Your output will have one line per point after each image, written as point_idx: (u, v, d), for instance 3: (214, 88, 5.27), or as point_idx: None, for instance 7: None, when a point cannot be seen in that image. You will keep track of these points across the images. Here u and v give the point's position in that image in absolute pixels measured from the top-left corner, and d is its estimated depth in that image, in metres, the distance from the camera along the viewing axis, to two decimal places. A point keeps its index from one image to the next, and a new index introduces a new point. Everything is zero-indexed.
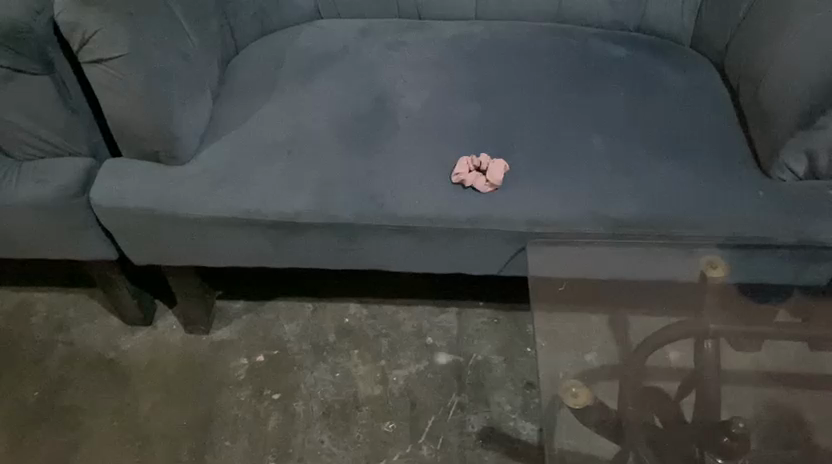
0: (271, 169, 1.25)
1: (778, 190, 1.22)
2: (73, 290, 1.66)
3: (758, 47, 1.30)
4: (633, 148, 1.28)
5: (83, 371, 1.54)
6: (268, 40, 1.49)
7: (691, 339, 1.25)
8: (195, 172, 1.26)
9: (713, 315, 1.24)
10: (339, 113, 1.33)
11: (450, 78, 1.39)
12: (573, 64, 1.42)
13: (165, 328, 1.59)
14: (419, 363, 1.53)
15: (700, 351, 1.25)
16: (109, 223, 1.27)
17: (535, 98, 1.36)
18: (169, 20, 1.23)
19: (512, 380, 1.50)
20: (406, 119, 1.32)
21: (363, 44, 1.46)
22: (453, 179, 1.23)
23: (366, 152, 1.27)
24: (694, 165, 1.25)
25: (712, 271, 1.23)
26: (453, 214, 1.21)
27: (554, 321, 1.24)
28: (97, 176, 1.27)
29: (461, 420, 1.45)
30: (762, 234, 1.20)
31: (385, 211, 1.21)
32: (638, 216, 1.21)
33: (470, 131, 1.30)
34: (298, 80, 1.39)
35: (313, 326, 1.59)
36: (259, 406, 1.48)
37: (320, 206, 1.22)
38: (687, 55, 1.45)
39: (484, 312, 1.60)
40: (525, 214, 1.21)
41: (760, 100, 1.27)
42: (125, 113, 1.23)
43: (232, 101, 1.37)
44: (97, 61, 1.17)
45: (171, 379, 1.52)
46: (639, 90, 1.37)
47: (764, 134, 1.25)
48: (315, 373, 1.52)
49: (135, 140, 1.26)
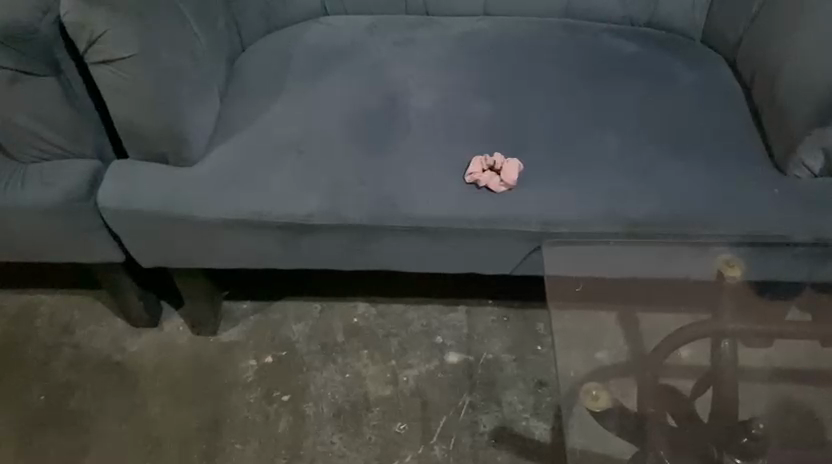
0: (281, 169, 1.24)
1: (793, 188, 1.21)
2: (78, 293, 1.64)
3: (771, 43, 1.29)
4: (648, 146, 1.26)
5: (90, 375, 1.52)
6: (274, 37, 1.46)
7: (708, 339, 1.23)
8: (204, 174, 1.24)
9: (732, 314, 1.22)
10: (348, 111, 1.31)
11: (460, 76, 1.37)
12: (584, 61, 1.40)
13: (171, 329, 1.58)
14: (430, 363, 1.52)
15: (717, 349, 1.23)
16: (117, 226, 1.25)
17: (546, 96, 1.34)
18: (178, 19, 1.21)
19: (523, 379, 1.49)
20: (418, 118, 1.30)
21: (370, 41, 1.44)
22: (466, 179, 1.22)
23: (378, 151, 1.26)
24: (709, 163, 1.24)
25: (729, 270, 1.22)
26: (467, 215, 1.20)
27: (563, 320, 1.21)
28: (104, 178, 1.25)
29: (473, 420, 1.44)
30: (779, 233, 1.19)
31: (398, 211, 1.20)
32: (655, 216, 1.20)
33: (482, 130, 1.29)
34: (306, 78, 1.37)
35: (321, 327, 1.57)
36: (269, 407, 1.47)
37: (331, 207, 1.21)
38: (698, 51, 1.44)
39: (494, 311, 1.59)
40: (540, 214, 1.20)
41: (774, 95, 1.26)
42: (132, 115, 1.20)
43: (239, 100, 1.34)
44: (104, 61, 1.15)
45: (178, 381, 1.51)
46: (650, 87, 1.35)
47: (779, 131, 1.24)
48: (324, 373, 1.51)
49: (142, 141, 1.24)
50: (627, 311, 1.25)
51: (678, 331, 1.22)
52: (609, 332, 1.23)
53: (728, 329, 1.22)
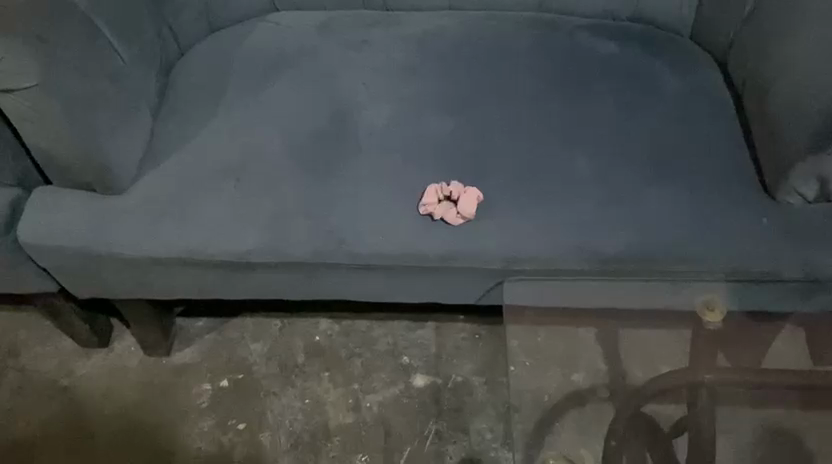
0: (217, 199, 1.12)
1: (785, 218, 1.09)
2: (24, 309, 1.55)
3: (765, 53, 1.15)
4: (622, 171, 1.15)
5: (36, 401, 1.44)
6: (216, 40, 1.33)
7: (684, 390, 1.15)
8: (133, 204, 1.12)
9: (709, 364, 1.15)
10: (294, 128, 1.19)
11: (418, 85, 1.25)
12: (556, 66, 1.28)
13: (122, 350, 1.49)
14: (394, 387, 1.43)
15: (694, 404, 1.14)
16: (42, 261, 1.14)
17: (512, 111, 1.22)
18: (91, 39, 1.09)
19: (494, 405, 1.40)
20: (369, 135, 1.18)
21: (321, 42, 1.31)
22: (420, 210, 1.09)
23: (323, 176, 1.14)
24: (690, 190, 1.13)
25: (707, 314, 1.13)
26: (418, 250, 1.09)
27: (537, 339, 1.15)
28: (25, 207, 1.13)
29: (438, 451, 1.36)
30: (765, 269, 1.09)
31: (344, 247, 1.09)
32: (628, 250, 1.09)
33: (441, 150, 1.17)
34: (248, 89, 1.25)
35: (281, 346, 1.49)
36: (223, 437, 1.39)
37: (270, 243, 1.10)
38: (686, 49, 1.30)
39: (465, 327, 1.49)
40: (501, 252, 1.08)
41: (765, 115, 1.13)
42: (47, 144, 1.09)
43: (174, 117, 1.22)
44: (6, 90, 1.02)
45: (129, 408, 1.43)
46: (627, 98, 1.23)
47: (771, 153, 1.11)
48: (282, 399, 1.43)
49: (65, 170, 1.12)
50: (606, 331, 1.22)
51: (659, 378, 1.16)
52: (589, 352, 1.24)
53: (712, 379, 1.15)
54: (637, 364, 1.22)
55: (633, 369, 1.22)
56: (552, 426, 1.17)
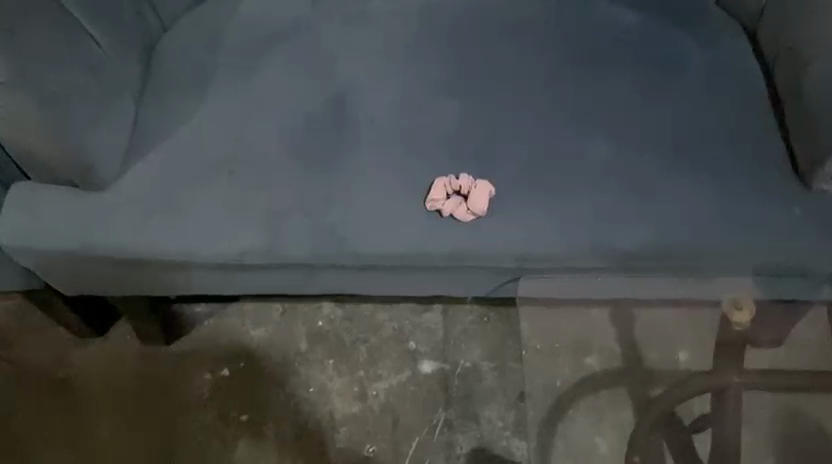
0: (209, 196, 1.05)
1: (820, 208, 1.03)
2: (13, 297, 1.48)
3: (802, 30, 1.08)
4: (643, 158, 1.07)
5: (32, 394, 1.39)
6: (200, 14, 1.23)
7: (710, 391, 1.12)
8: (120, 202, 1.05)
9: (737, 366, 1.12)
10: (290, 116, 1.11)
11: (423, 65, 1.17)
12: (570, 41, 1.19)
13: (119, 339, 1.44)
14: (401, 374, 1.39)
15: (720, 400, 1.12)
16: (26, 262, 1.08)
17: (522, 95, 1.14)
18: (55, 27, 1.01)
19: (504, 391, 1.36)
20: (370, 124, 1.11)
21: (316, 17, 1.21)
22: (428, 206, 1.02)
23: (322, 170, 1.06)
24: (715, 182, 1.05)
25: (737, 314, 1.10)
26: (427, 249, 1.02)
27: (546, 317, 1.12)
28: (3, 207, 1.06)
29: (448, 441, 1.32)
30: (795, 264, 1.03)
31: (346, 247, 1.02)
32: (649, 248, 1.03)
33: (450, 139, 1.09)
34: (239, 71, 1.16)
35: (283, 332, 1.43)
36: (226, 430, 1.35)
37: (268, 244, 1.03)
38: (710, 18, 1.21)
39: (472, 310, 1.44)
40: (514, 249, 1.02)
41: (801, 96, 1.06)
42: (20, 141, 1.01)
43: (160, 103, 1.14)
44: None
45: (129, 399, 1.38)
46: (647, 76, 1.15)
47: (805, 140, 1.04)
48: (286, 389, 1.38)
49: (43, 167, 1.05)
50: (619, 306, 1.12)
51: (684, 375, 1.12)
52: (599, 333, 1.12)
53: (735, 384, 1.12)
54: (653, 348, 1.13)
55: (648, 351, 1.13)
56: (564, 413, 1.14)
